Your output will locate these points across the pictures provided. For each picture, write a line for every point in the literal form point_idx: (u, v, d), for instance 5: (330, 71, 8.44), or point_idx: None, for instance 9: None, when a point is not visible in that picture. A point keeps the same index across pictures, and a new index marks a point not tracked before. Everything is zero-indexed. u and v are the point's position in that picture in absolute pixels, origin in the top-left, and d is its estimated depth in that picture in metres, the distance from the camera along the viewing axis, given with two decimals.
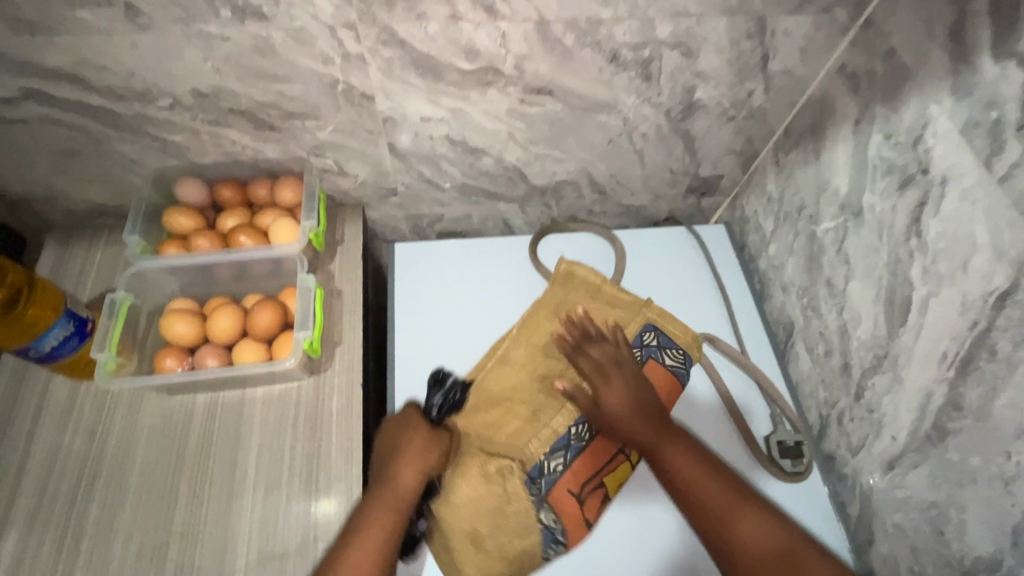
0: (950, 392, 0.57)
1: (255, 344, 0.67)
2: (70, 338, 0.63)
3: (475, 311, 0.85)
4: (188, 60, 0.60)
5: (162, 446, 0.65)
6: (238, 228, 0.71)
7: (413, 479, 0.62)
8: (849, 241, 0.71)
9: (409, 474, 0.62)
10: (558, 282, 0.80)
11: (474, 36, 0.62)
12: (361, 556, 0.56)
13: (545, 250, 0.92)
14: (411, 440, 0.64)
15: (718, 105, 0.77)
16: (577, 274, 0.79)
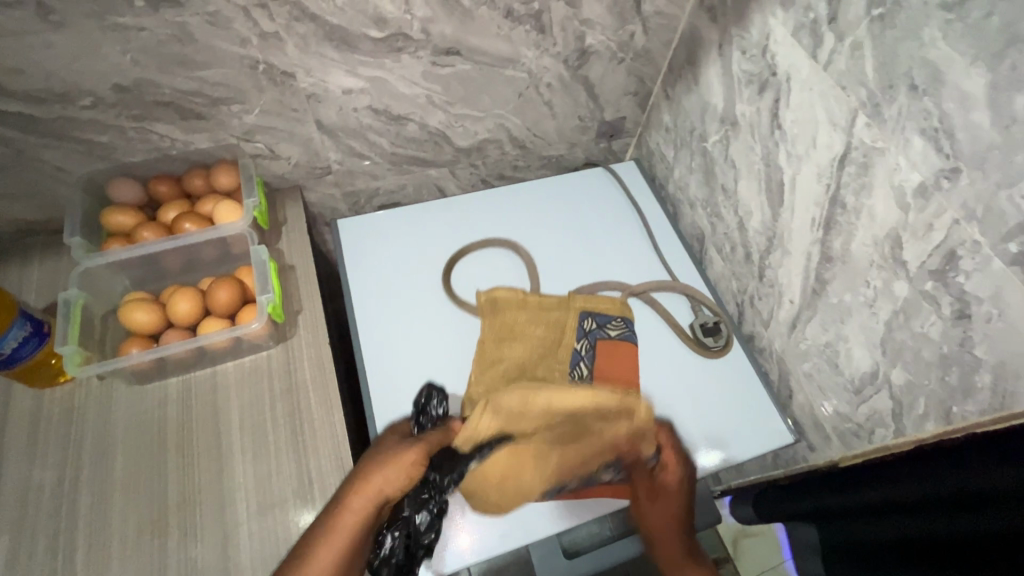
0: (823, 248, 0.70)
1: (220, 319, 0.70)
2: (29, 339, 0.64)
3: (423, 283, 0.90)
4: (106, 55, 0.62)
5: (142, 432, 0.67)
6: (182, 216, 0.73)
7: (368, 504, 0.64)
8: (731, 148, 0.83)
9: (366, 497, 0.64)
10: (488, 313, 0.85)
11: (379, 5, 0.68)
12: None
13: (476, 204, 1.00)
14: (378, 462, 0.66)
15: (607, 49, 0.88)
16: (500, 297, 0.87)
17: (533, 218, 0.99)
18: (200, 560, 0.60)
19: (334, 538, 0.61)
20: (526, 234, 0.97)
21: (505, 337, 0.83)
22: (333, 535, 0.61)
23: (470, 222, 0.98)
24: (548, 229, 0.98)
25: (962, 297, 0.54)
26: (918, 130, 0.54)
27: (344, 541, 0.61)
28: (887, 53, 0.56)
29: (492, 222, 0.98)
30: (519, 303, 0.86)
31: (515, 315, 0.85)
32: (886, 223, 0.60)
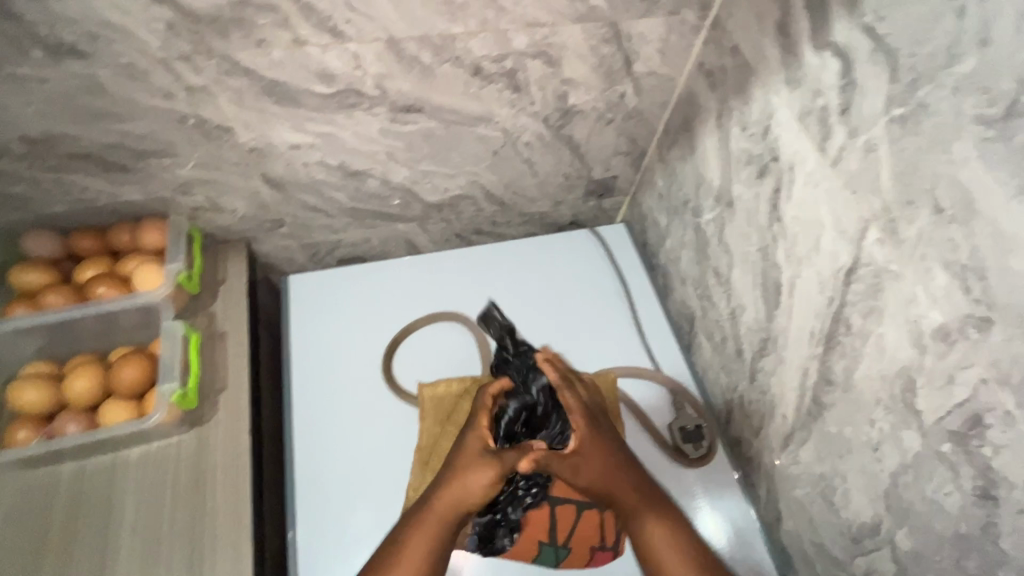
0: (822, 367, 0.60)
1: (122, 403, 0.62)
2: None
3: (373, 359, 0.81)
4: (7, 106, 0.56)
5: (23, 528, 0.59)
6: (96, 279, 0.66)
7: (459, 503, 0.62)
8: (726, 231, 0.73)
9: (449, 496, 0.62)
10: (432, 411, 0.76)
11: (324, 60, 0.60)
12: None
13: (441, 266, 0.91)
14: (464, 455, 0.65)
15: (594, 109, 0.79)
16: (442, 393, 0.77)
17: (503, 285, 0.90)
18: None
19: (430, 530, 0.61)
20: (491, 305, 0.88)
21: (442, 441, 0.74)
22: (411, 541, 0.60)
23: (435, 284, 0.89)
24: (517, 298, 0.89)
25: (988, 473, 0.44)
26: (942, 262, 0.44)
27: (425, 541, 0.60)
28: (906, 162, 0.46)
29: (460, 285, 0.89)
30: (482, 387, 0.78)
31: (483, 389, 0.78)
32: (897, 359, 0.50)
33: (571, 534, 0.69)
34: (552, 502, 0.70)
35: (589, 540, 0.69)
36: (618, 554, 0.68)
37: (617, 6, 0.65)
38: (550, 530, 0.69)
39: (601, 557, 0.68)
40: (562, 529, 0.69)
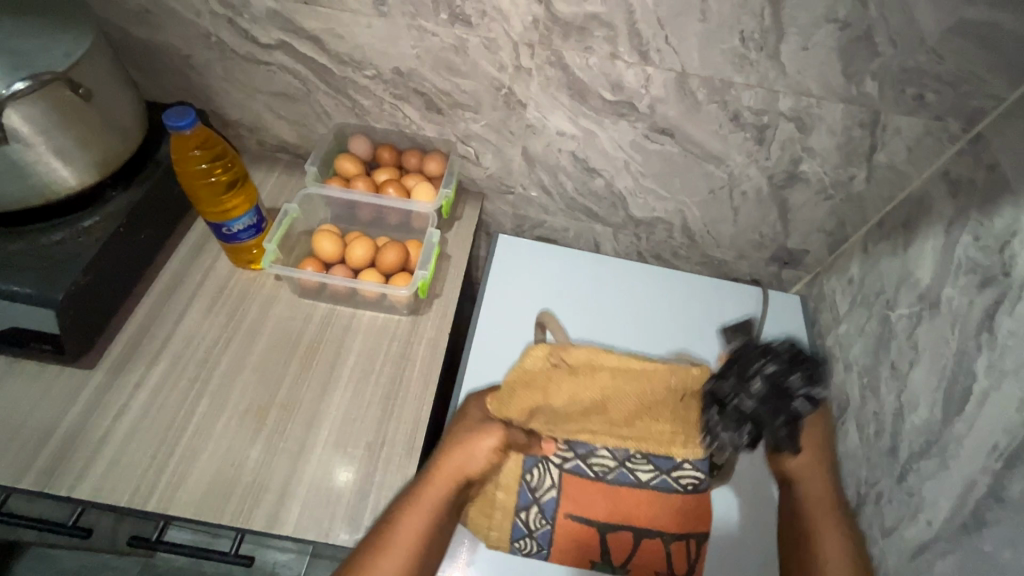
0: (994, 483, 0.60)
1: (379, 275, 0.80)
2: (187, 111, 0.64)
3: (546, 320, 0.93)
4: (401, 45, 0.77)
5: (284, 336, 0.78)
6: (390, 182, 0.86)
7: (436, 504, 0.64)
8: (920, 330, 0.75)
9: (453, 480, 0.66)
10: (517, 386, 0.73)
11: (623, 74, 0.75)
12: None
13: (616, 272, 1.02)
14: (462, 443, 0.68)
15: (819, 182, 0.85)
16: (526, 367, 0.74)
17: (665, 311, 0.97)
18: (276, 457, 0.68)
19: (423, 514, 0.63)
20: (651, 324, 0.95)
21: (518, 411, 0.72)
22: (401, 531, 0.61)
23: (611, 283, 1.00)
24: (677, 327, 0.95)
25: None
26: None
27: (405, 552, 0.60)
28: None
29: (632, 292, 0.99)
30: (535, 383, 0.73)
31: (523, 398, 0.72)
32: None
33: (629, 561, 0.69)
34: (599, 528, 0.70)
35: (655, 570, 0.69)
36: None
37: (885, 98, 0.72)
38: (604, 555, 0.69)
39: None
40: (617, 555, 0.69)
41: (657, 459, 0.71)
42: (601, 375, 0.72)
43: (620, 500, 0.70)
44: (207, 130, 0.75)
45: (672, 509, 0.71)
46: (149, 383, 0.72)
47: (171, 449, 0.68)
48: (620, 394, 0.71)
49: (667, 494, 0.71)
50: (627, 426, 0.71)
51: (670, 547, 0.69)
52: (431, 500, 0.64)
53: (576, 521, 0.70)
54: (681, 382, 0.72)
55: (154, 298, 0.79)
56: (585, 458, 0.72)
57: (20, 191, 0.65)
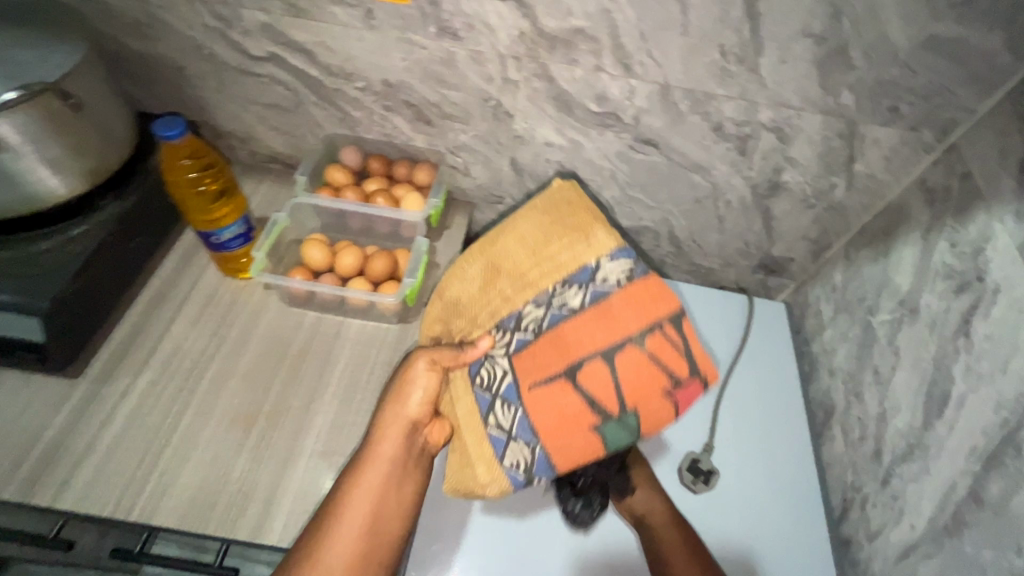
0: (974, 485, 0.60)
1: (368, 284, 0.81)
2: (176, 121, 0.64)
3: None
4: (390, 58, 0.78)
5: (272, 345, 0.78)
6: (379, 192, 0.87)
7: (394, 455, 0.65)
8: (901, 335, 0.76)
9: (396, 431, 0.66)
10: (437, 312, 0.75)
11: (608, 86, 0.76)
12: (343, 544, 0.59)
13: None
14: (393, 396, 0.67)
15: (801, 191, 0.87)
16: (434, 308, 0.76)
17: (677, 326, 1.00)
18: (263, 464, 0.68)
19: (381, 467, 0.64)
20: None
21: (449, 317, 0.74)
22: (359, 483, 0.62)
23: None
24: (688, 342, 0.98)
25: None
26: None
27: (369, 501, 0.62)
28: None
29: None
30: (441, 296, 0.76)
31: (435, 312, 0.75)
32: None
33: (622, 397, 0.64)
34: (566, 374, 0.65)
35: (653, 380, 0.64)
36: (705, 379, 0.65)
37: (862, 109, 0.74)
38: (598, 408, 0.64)
39: (682, 394, 0.64)
40: (613, 401, 0.64)
41: (575, 277, 0.68)
42: (476, 247, 0.75)
43: (569, 337, 0.66)
44: (197, 138, 0.75)
45: (624, 310, 0.65)
46: (134, 391, 0.72)
47: (156, 459, 0.67)
48: (503, 247, 0.73)
49: (608, 300, 0.66)
50: (534, 262, 0.70)
51: (637, 347, 0.64)
52: (385, 451, 0.65)
53: (537, 388, 0.65)
54: (542, 203, 0.75)
55: (141, 308, 0.78)
56: (519, 328, 0.68)
57: (11, 200, 0.66)
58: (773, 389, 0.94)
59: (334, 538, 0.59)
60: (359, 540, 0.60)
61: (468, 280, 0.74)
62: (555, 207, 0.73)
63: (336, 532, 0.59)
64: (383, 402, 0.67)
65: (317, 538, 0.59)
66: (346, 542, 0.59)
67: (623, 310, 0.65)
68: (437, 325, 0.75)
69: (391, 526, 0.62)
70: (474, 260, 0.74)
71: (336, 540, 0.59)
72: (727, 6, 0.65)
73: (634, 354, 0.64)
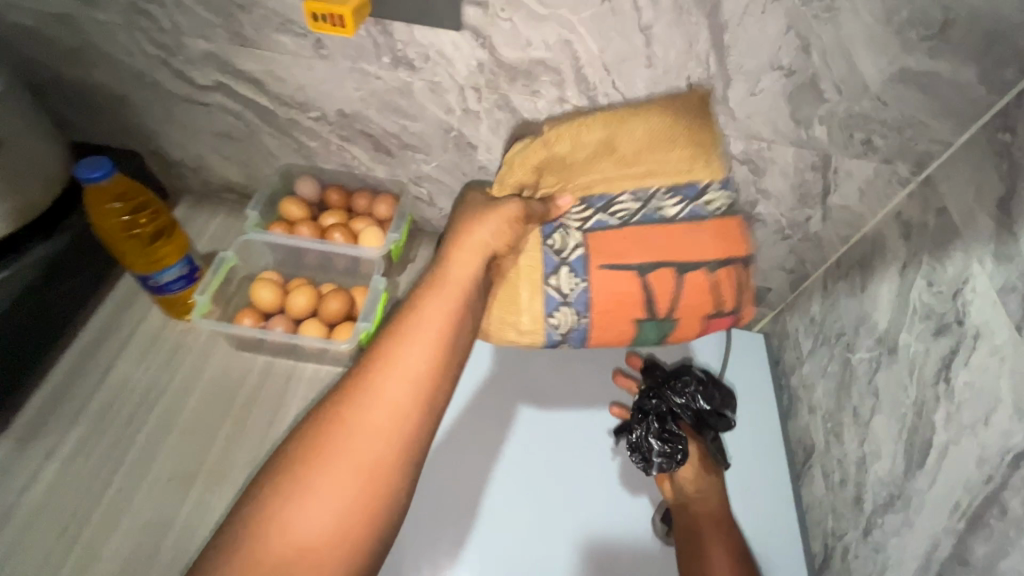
0: (957, 545, 0.57)
1: (322, 326, 0.76)
2: (102, 161, 0.59)
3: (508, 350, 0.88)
4: (344, 88, 0.74)
5: (218, 393, 0.73)
6: (336, 226, 0.82)
7: (463, 287, 0.52)
8: (880, 375, 0.73)
9: (470, 249, 0.56)
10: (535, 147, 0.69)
11: (573, 117, 0.73)
12: (391, 376, 0.44)
13: None
14: (465, 222, 0.60)
15: (776, 222, 0.84)
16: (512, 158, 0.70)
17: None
18: (201, 531, 0.62)
19: (446, 304, 0.49)
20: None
21: (545, 167, 0.69)
22: (408, 332, 0.46)
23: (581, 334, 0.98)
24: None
25: None
26: None
27: (415, 354, 0.46)
28: None
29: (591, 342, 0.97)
30: (541, 142, 0.69)
31: (541, 154, 0.69)
32: None
33: (677, 305, 0.67)
34: (642, 272, 0.65)
35: (700, 305, 0.67)
36: (738, 314, 0.70)
37: (835, 142, 0.71)
38: (647, 305, 0.67)
39: (715, 321, 0.69)
40: (662, 293, 0.66)
41: (682, 188, 0.66)
42: (595, 121, 0.68)
43: (637, 236, 0.66)
44: (126, 176, 0.70)
45: (689, 241, 0.65)
46: (62, 450, 0.66)
47: (83, 523, 0.62)
48: (625, 129, 0.66)
49: (699, 223, 0.66)
50: (648, 159, 0.66)
51: (684, 281, 0.66)
52: (457, 279, 0.53)
53: (607, 270, 0.66)
54: (667, 101, 0.66)
55: (75, 355, 0.73)
56: (606, 211, 0.67)
57: None
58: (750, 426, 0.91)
59: (367, 391, 0.44)
60: (406, 403, 0.43)
61: (564, 146, 0.68)
62: (656, 125, 0.66)
63: (368, 388, 0.44)
64: (448, 242, 0.57)
65: (349, 387, 0.44)
66: (390, 393, 0.43)
67: (670, 249, 0.66)
68: (540, 153, 0.69)
69: (417, 417, 0.44)
70: (578, 138, 0.68)
71: (370, 408, 0.43)
72: (693, 38, 0.62)
73: (685, 284, 0.66)
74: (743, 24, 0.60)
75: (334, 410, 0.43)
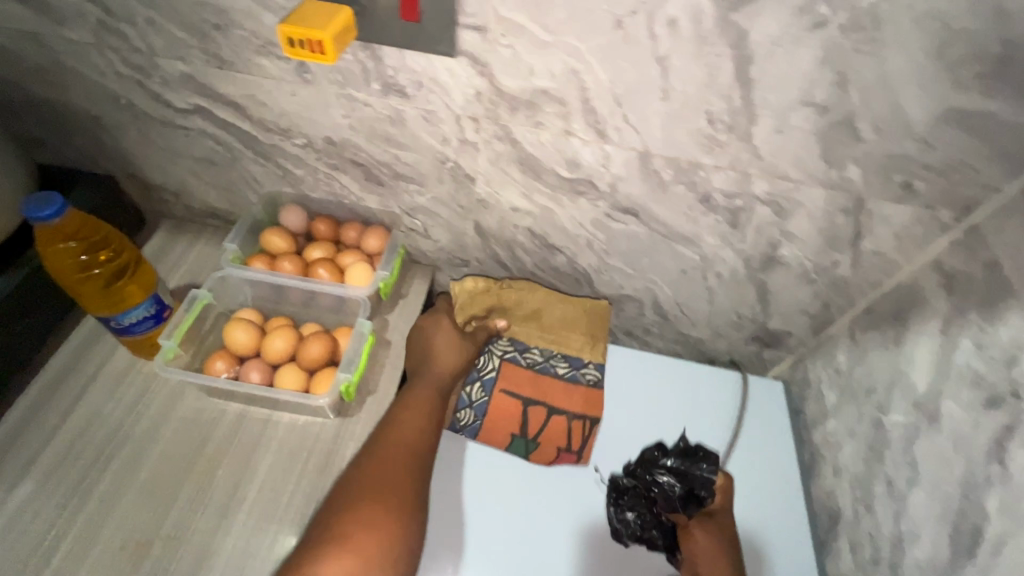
0: None
1: (299, 373, 0.69)
2: (53, 198, 0.54)
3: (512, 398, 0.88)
4: (331, 115, 0.68)
5: (184, 445, 0.66)
6: (320, 261, 0.76)
7: (406, 448, 0.64)
8: (918, 444, 0.66)
9: (427, 377, 0.73)
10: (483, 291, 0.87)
11: (579, 151, 0.66)
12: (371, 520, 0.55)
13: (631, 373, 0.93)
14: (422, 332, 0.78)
15: (800, 266, 0.77)
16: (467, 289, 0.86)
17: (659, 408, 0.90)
18: None
19: (419, 423, 0.67)
20: (643, 424, 0.87)
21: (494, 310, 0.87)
22: (371, 476, 0.59)
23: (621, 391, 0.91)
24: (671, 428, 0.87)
25: None
26: None
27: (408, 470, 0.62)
28: None
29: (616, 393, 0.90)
30: (489, 292, 0.87)
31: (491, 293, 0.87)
32: None
33: (541, 432, 0.82)
34: (524, 402, 0.83)
35: (558, 442, 0.82)
36: (579, 459, 0.82)
37: (871, 184, 0.64)
38: (522, 426, 0.82)
39: (564, 458, 0.81)
40: (533, 426, 0.82)
41: (573, 359, 0.89)
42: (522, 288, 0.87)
43: (515, 375, 0.85)
44: (85, 215, 0.65)
45: (577, 396, 0.86)
46: (7, 509, 0.60)
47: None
48: (558, 308, 0.88)
49: (575, 388, 0.86)
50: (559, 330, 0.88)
51: (573, 423, 0.83)
52: (416, 411, 0.68)
53: (506, 396, 0.83)
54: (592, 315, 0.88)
55: (29, 401, 0.67)
56: (522, 353, 0.87)
57: None
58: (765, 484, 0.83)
59: (355, 515, 0.55)
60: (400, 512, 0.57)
61: (505, 295, 0.87)
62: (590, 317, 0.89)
63: (364, 500, 0.56)
64: (416, 367, 0.75)
65: (335, 518, 0.55)
66: (393, 494, 0.58)
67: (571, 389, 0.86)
68: (491, 296, 0.87)
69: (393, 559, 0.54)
70: (526, 296, 0.87)
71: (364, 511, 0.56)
72: (715, 70, 0.56)
73: (574, 426, 0.83)
74: (772, 56, 0.54)
75: (333, 534, 0.54)
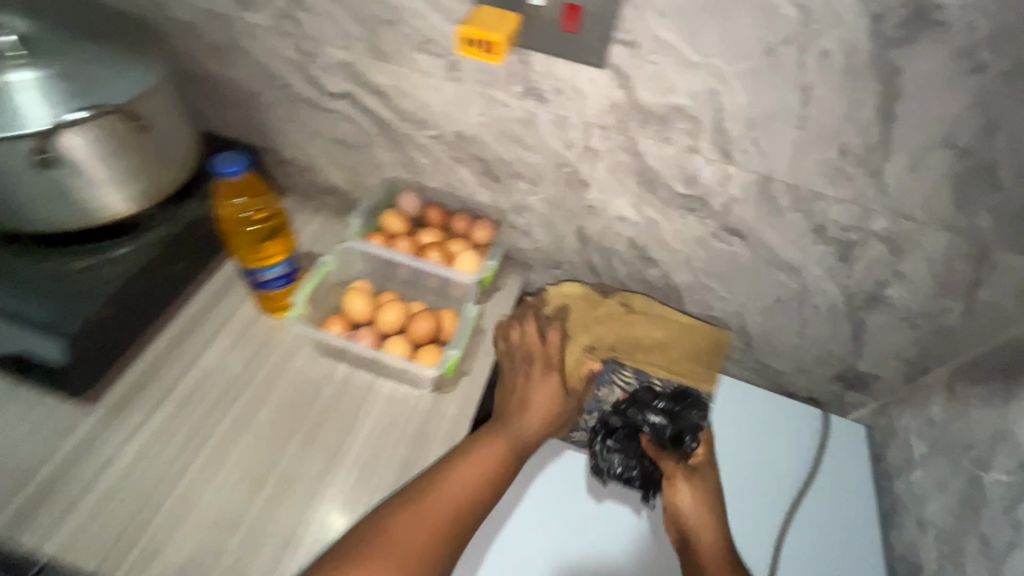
0: None
1: (407, 346, 0.74)
2: (238, 158, 0.61)
3: None
4: (468, 112, 0.74)
5: (297, 397, 0.72)
6: (433, 246, 0.81)
7: (457, 493, 0.64)
8: (1023, 506, 0.63)
9: (506, 431, 0.72)
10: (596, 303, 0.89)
11: (700, 169, 0.69)
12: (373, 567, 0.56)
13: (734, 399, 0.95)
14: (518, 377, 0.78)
15: (905, 309, 0.76)
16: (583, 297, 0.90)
17: (740, 441, 0.90)
18: (265, 541, 0.61)
19: (483, 466, 0.67)
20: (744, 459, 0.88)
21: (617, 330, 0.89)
22: (401, 517, 0.60)
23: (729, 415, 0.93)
24: (754, 462, 0.88)
25: None
26: None
27: (431, 526, 0.60)
28: None
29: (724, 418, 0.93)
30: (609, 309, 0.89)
31: (615, 311, 0.89)
32: None
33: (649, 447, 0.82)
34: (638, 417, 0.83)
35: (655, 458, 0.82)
36: None
37: (1000, 234, 0.63)
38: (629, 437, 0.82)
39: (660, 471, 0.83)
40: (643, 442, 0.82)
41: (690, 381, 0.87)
42: (634, 307, 0.89)
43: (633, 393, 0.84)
44: (258, 176, 0.73)
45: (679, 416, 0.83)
46: (146, 430, 0.67)
47: (144, 525, 0.61)
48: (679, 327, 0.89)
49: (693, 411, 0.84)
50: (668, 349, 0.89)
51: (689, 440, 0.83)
52: (479, 466, 0.67)
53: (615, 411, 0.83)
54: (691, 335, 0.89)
55: (169, 336, 0.74)
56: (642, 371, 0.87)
57: (63, 215, 0.64)
58: (835, 528, 0.83)
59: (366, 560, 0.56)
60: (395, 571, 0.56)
61: (623, 314, 0.89)
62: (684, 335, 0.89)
63: (380, 540, 0.58)
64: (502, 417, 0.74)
65: (350, 550, 0.57)
66: (399, 545, 0.58)
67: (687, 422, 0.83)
68: (608, 311, 0.89)
69: None
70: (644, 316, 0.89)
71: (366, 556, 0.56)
72: (857, 104, 0.57)
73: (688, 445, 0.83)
74: (921, 95, 0.55)
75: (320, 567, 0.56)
